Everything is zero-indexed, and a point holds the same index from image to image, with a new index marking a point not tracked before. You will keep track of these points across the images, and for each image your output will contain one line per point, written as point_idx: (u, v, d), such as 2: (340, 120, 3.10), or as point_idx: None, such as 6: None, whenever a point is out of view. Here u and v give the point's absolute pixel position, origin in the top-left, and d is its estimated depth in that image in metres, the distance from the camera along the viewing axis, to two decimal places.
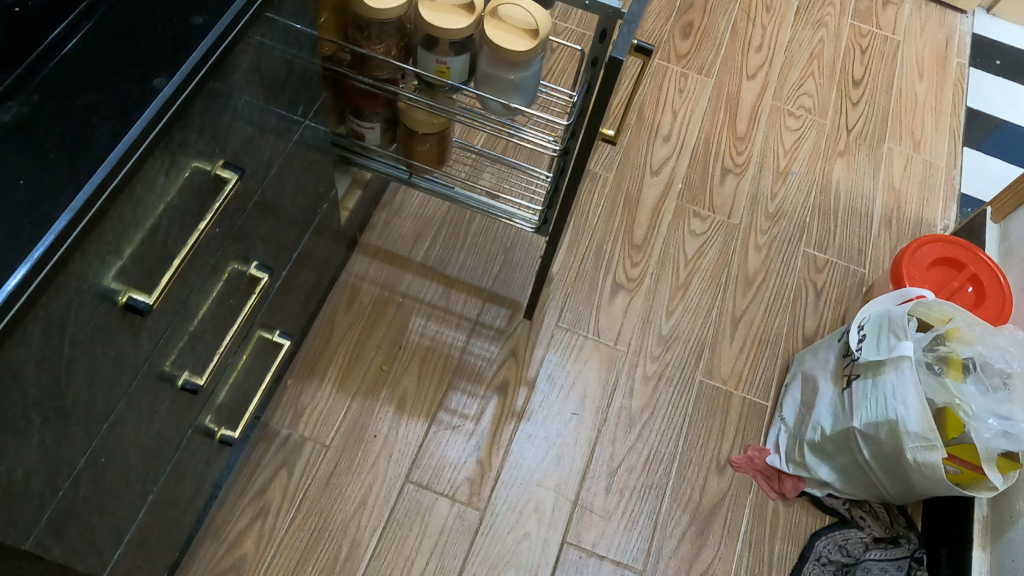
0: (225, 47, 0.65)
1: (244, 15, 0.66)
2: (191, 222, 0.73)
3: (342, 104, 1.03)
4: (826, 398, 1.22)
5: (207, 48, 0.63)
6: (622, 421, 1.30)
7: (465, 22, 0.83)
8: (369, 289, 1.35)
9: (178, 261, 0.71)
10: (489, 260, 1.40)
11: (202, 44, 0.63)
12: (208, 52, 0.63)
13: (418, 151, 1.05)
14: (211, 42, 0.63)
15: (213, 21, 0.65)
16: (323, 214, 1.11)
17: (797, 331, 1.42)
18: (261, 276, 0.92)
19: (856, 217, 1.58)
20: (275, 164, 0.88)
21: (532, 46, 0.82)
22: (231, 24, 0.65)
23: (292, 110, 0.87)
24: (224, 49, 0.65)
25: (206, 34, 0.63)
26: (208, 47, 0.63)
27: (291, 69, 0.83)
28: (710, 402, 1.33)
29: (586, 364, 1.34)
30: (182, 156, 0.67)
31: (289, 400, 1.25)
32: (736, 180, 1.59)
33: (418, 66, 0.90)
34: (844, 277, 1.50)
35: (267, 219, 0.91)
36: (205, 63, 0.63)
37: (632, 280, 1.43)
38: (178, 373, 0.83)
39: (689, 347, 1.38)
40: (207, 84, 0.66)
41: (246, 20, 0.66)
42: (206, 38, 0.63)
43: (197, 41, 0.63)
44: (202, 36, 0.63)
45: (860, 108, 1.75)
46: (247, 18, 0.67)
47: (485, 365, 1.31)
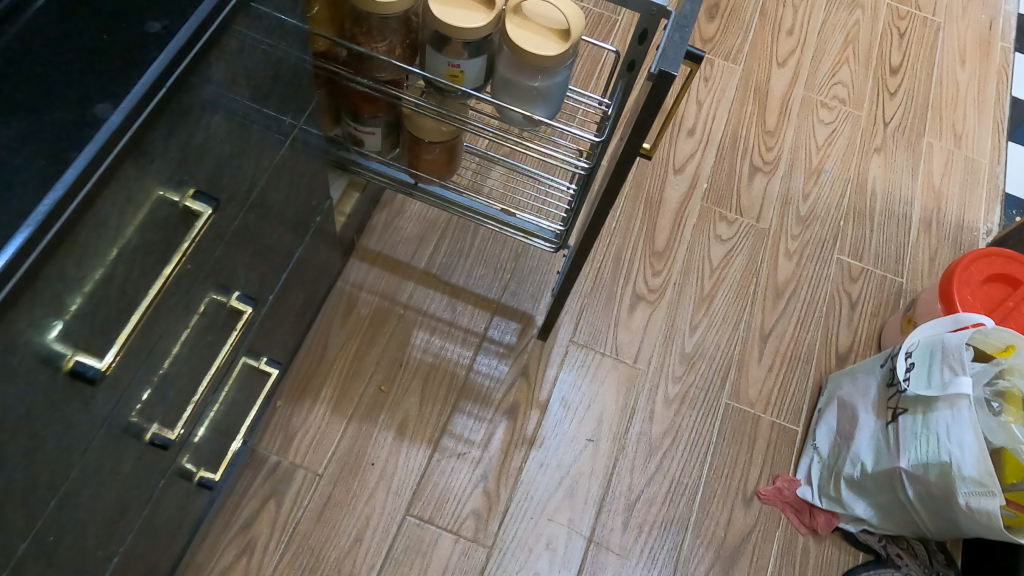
0: (190, 58, 0.52)
1: (214, 17, 0.53)
2: (156, 262, 0.60)
3: (337, 105, 0.90)
4: (866, 430, 1.12)
5: (167, 62, 0.50)
6: (641, 448, 1.19)
7: (483, 20, 0.71)
8: (367, 300, 1.23)
9: (137, 317, 0.59)
10: (499, 269, 1.28)
11: (160, 57, 0.50)
12: (168, 66, 0.50)
13: (424, 159, 0.92)
14: (174, 53, 0.51)
15: (175, 27, 0.52)
16: (317, 226, 0.99)
17: (829, 349, 1.31)
18: (244, 308, 0.79)
19: (894, 220, 1.45)
20: (261, 182, 0.75)
21: (562, 51, 0.70)
22: (197, 30, 0.52)
23: (279, 119, 0.74)
24: (190, 60, 0.52)
25: (165, 44, 0.51)
26: (168, 60, 0.50)
27: (281, 71, 0.70)
28: (736, 427, 1.23)
29: (602, 385, 1.23)
30: (141, 189, 0.55)
31: (278, 423, 1.14)
32: (765, 179, 1.46)
33: (426, 68, 0.77)
34: (881, 288, 1.38)
35: (253, 243, 0.79)
36: (165, 81, 0.50)
37: (653, 292, 1.32)
38: (147, 426, 0.71)
39: (714, 366, 1.27)
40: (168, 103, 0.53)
41: (218, 23, 0.54)
42: (167, 50, 0.51)
43: (155, 53, 0.50)
44: (160, 47, 0.51)
45: (898, 99, 1.60)
46: (219, 20, 0.54)
47: (493, 385, 1.20)
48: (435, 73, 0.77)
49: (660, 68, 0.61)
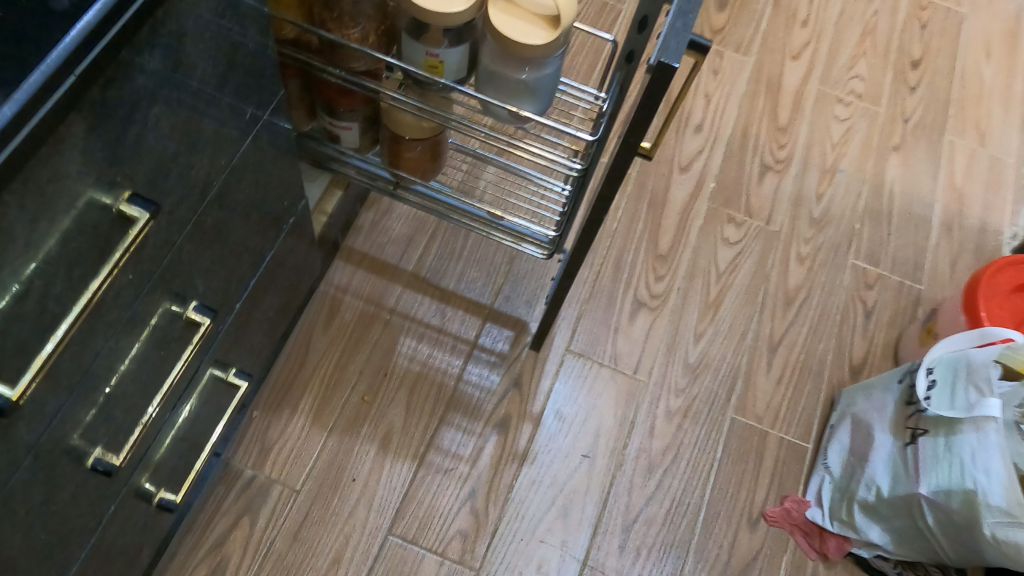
0: (96, 53, 0.44)
1: (130, 4, 0.45)
2: (82, 274, 0.52)
3: (311, 97, 0.82)
4: (883, 451, 1.04)
5: (68, 52, 0.42)
6: (640, 465, 1.12)
7: (464, 4, 0.63)
8: (351, 304, 1.16)
9: (57, 338, 0.51)
10: (493, 272, 1.21)
11: (66, 38, 0.42)
12: (68, 60, 0.42)
13: (404, 158, 0.85)
14: (77, 43, 0.43)
15: (84, 6, 0.43)
16: (293, 227, 0.92)
17: (843, 361, 1.23)
18: (201, 320, 0.72)
19: (913, 222, 1.37)
20: (218, 182, 0.67)
21: (551, 39, 0.63)
22: (108, 16, 0.44)
23: (240, 112, 0.67)
24: (103, 45, 0.45)
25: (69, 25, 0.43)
26: (69, 51, 0.42)
27: (240, 57, 0.63)
28: (742, 443, 1.15)
29: (600, 397, 1.16)
30: (56, 192, 0.47)
31: (253, 435, 1.06)
32: (777, 179, 1.38)
33: (403, 58, 0.70)
34: (898, 295, 1.30)
35: (213, 248, 0.71)
36: (67, 73, 0.43)
37: (655, 298, 1.24)
38: (88, 450, 0.64)
39: (719, 378, 1.20)
40: (82, 95, 0.45)
41: (133, 11, 0.46)
42: (68, 36, 0.42)
43: (58, 35, 0.42)
44: (65, 28, 0.42)
45: (918, 94, 1.51)
46: (136, 7, 0.46)
47: (483, 397, 1.13)
48: (412, 63, 0.70)
49: (659, 60, 0.54)
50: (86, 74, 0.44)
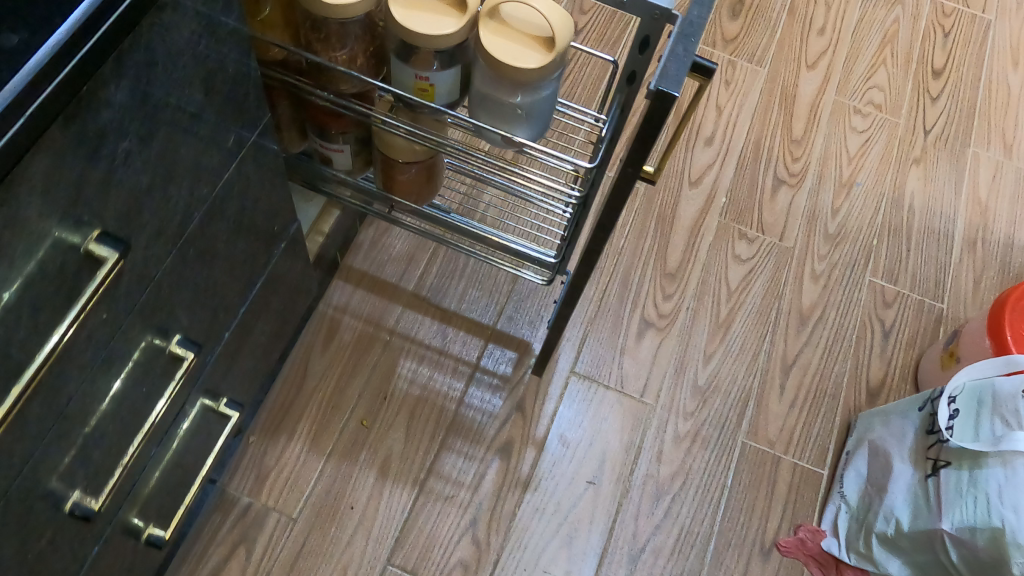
0: (46, 95, 0.40)
1: (84, 41, 0.41)
2: (48, 316, 0.48)
3: (302, 119, 0.80)
4: (903, 481, 0.99)
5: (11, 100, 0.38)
6: (648, 492, 1.08)
7: (454, 25, 0.60)
8: (350, 325, 1.13)
9: (19, 388, 0.47)
10: (495, 291, 1.18)
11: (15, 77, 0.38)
12: (14, 106, 0.38)
13: (398, 181, 0.82)
14: (24, 85, 0.39)
15: (36, 44, 0.39)
16: (286, 250, 0.89)
17: (859, 383, 1.19)
18: (184, 355, 0.69)
19: (934, 238, 1.32)
20: (200, 211, 0.64)
21: (546, 62, 0.59)
22: (59, 54, 0.40)
23: (223, 138, 0.63)
24: (58, 83, 0.41)
25: (16, 66, 0.38)
26: (15, 95, 0.38)
27: (222, 80, 0.59)
28: (753, 469, 1.11)
29: (606, 421, 1.12)
30: (16, 237, 0.43)
31: (249, 462, 1.03)
32: (790, 194, 1.34)
33: (393, 80, 0.67)
34: (919, 314, 1.25)
35: (197, 277, 0.69)
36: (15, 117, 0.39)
37: (664, 317, 1.21)
38: (67, 494, 0.61)
39: (730, 402, 1.16)
40: (37, 137, 0.41)
41: (88, 48, 0.42)
42: (13, 80, 0.38)
43: (2, 77, 0.38)
44: (12, 71, 0.38)
45: (940, 105, 1.46)
46: (91, 45, 0.42)
47: (485, 421, 1.09)
48: (402, 86, 0.67)
49: (658, 87, 0.49)
50: (39, 116, 0.40)
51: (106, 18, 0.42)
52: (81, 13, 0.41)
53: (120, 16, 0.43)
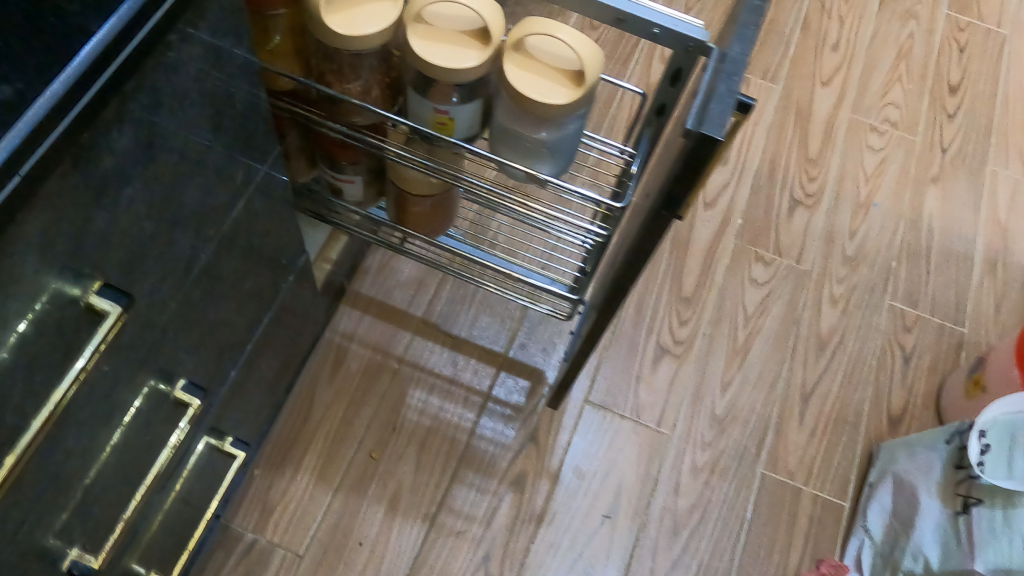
0: (43, 151, 0.37)
1: (85, 91, 0.38)
2: (43, 379, 0.44)
3: (312, 149, 0.77)
4: (930, 518, 0.97)
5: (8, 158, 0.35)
6: (665, 526, 1.05)
7: (476, 59, 0.57)
8: (358, 353, 1.10)
9: (14, 457, 0.43)
10: (507, 317, 1.15)
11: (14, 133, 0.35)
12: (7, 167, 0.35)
13: (411, 214, 0.79)
14: (23, 141, 0.35)
15: (32, 95, 0.36)
16: (294, 282, 0.86)
17: (880, 411, 1.16)
18: (190, 400, 0.65)
19: (954, 260, 1.29)
20: (206, 251, 0.61)
21: (574, 98, 0.56)
22: (57, 106, 0.37)
23: (231, 175, 0.60)
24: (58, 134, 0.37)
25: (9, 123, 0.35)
26: (8, 155, 0.35)
27: (231, 116, 0.56)
28: (773, 501, 1.08)
29: (621, 452, 1.09)
30: (9, 300, 0.39)
31: (254, 497, 1.00)
32: (807, 215, 1.31)
33: (410, 113, 0.64)
34: (940, 339, 1.22)
35: (203, 318, 0.65)
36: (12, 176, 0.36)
37: (679, 344, 1.18)
38: (64, 553, 0.57)
39: (748, 431, 1.13)
40: (32, 194, 0.38)
41: (88, 100, 0.38)
42: (5, 139, 0.35)
43: None
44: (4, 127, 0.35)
45: (957, 122, 1.44)
46: (93, 93, 0.39)
47: (497, 452, 1.06)
48: (420, 120, 0.64)
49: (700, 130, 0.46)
50: (34, 174, 0.37)
51: (107, 66, 0.39)
52: (82, 60, 0.38)
53: (122, 63, 0.40)
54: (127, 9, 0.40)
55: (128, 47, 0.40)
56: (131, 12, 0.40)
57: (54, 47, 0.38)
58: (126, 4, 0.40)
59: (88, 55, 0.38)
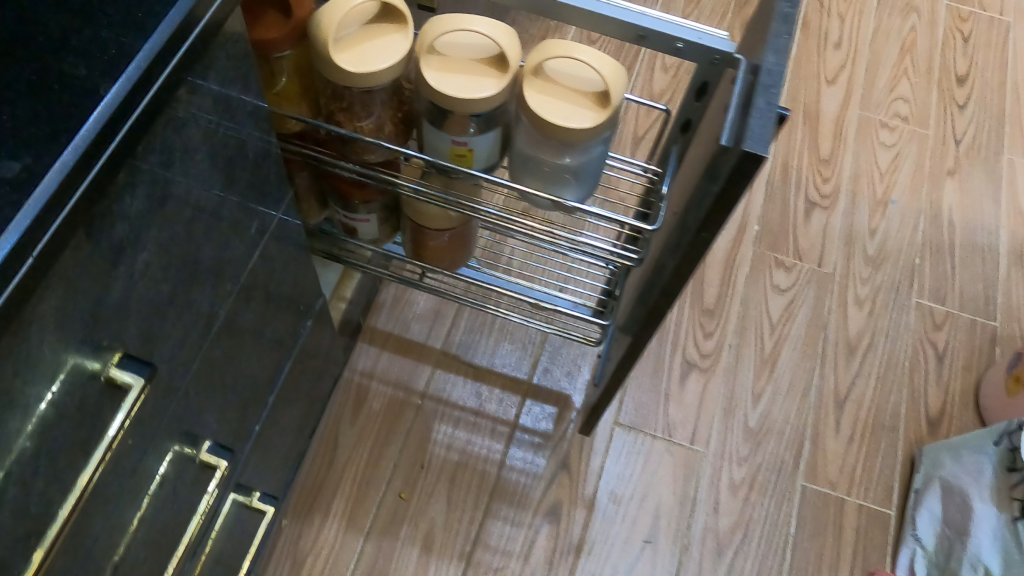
0: (55, 231, 0.34)
1: (96, 158, 0.36)
2: (65, 466, 0.42)
3: (323, 189, 0.75)
4: (987, 525, 0.93)
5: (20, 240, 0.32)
6: (708, 548, 1.02)
7: (495, 86, 0.55)
8: (379, 391, 1.07)
9: (41, 553, 0.40)
10: (528, 342, 1.12)
11: (25, 211, 0.33)
12: (18, 250, 0.32)
13: (429, 249, 0.75)
14: (35, 219, 0.33)
15: (41, 168, 0.34)
16: (313, 324, 0.83)
17: (918, 413, 1.13)
18: (216, 462, 0.63)
19: (979, 254, 1.28)
20: (225, 306, 0.59)
21: (600, 121, 0.53)
22: (68, 179, 0.34)
23: (245, 224, 0.58)
24: (71, 207, 0.35)
25: (18, 203, 0.33)
26: (19, 239, 0.32)
27: (242, 164, 0.54)
28: (817, 514, 1.05)
29: (656, 474, 1.06)
30: (27, 386, 0.37)
31: (283, 549, 0.97)
32: (825, 216, 1.29)
33: (426, 147, 0.61)
34: (972, 335, 1.20)
35: (225, 373, 0.63)
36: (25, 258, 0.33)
37: (706, 358, 1.15)
38: None
39: (785, 442, 1.09)
40: (46, 272, 0.35)
41: (101, 167, 0.36)
42: (16, 219, 0.32)
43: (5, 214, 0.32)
44: (13, 208, 0.32)
45: (968, 114, 1.43)
46: (105, 160, 0.36)
47: (530, 483, 1.03)
48: (437, 153, 0.60)
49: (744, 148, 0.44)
50: (47, 254, 0.35)
51: (118, 129, 0.37)
52: (91, 127, 0.35)
53: (133, 126, 0.38)
54: (134, 69, 0.37)
55: (139, 106, 0.38)
56: (139, 71, 0.37)
57: (60, 114, 0.35)
58: (133, 64, 0.37)
59: (97, 121, 0.36)
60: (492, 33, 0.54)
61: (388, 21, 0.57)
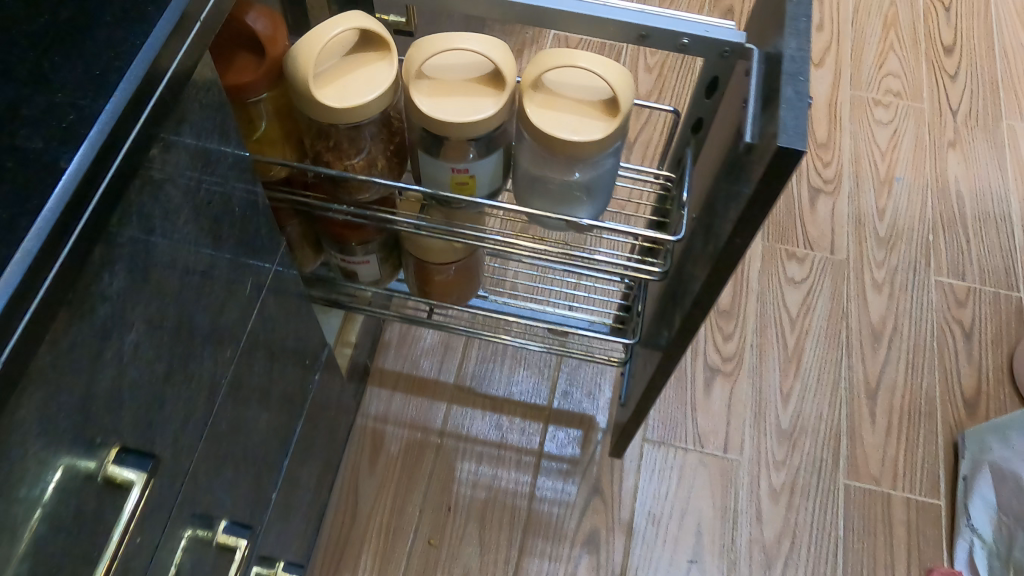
0: (23, 327, 0.30)
1: (62, 242, 0.32)
2: None
3: (317, 234, 0.70)
4: None
5: None
6: (756, 561, 0.97)
7: (493, 105, 0.50)
8: (396, 434, 1.02)
9: None
10: (544, 365, 1.08)
11: None
12: None
13: (436, 284, 0.71)
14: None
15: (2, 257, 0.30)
16: (320, 375, 0.78)
17: (954, 395, 1.10)
18: (234, 542, 0.58)
19: (992, 224, 1.26)
20: (227, 373, 0.54)
21: (611, 130, 0.49)
22: (33, 270, 0.30)
23: (239, 282, 0.54)
24: (40, 298, 0.31)
25: None
26: None
27: (229, 219, 0.50)
28: (864, 512, 1.01)
29: (693, 488, 1.01)
30: (12, 503, 0.33)
31: None
32: (830, 201, 1.26)
33: (424, 179, 0.56)
34: (997, 308, 1.18)
35: (234, 444, 0.58)
36: None
37: (728, 360, 1.10)
38: None
39: (821, 440, 1.05)
40: (19, 377, 0.31)
41: (70, 248, 0.32)
42: None
43: None
44: None
45: (960, 82, 1.41)
46: (74, 239, 0.32)
47: (563, 513, 0.98)
48: (437, 184, 0.56)
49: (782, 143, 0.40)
50: (18, 354, 0.30)
51: (84, 206, 0.33)
52: (54, 205, 0.31)
53: (103, 197, 0.34)
54: (97, 133, 0.33)
55: (106, 177, 0.34)
56: (101, 136, 0.33)
57: (17, 192, 0.31)
58: (95, 129, 0.33)
59: (60, 199, 0.31)
60: (484, 49, 0.50)
61: (370, 49, 0.53)
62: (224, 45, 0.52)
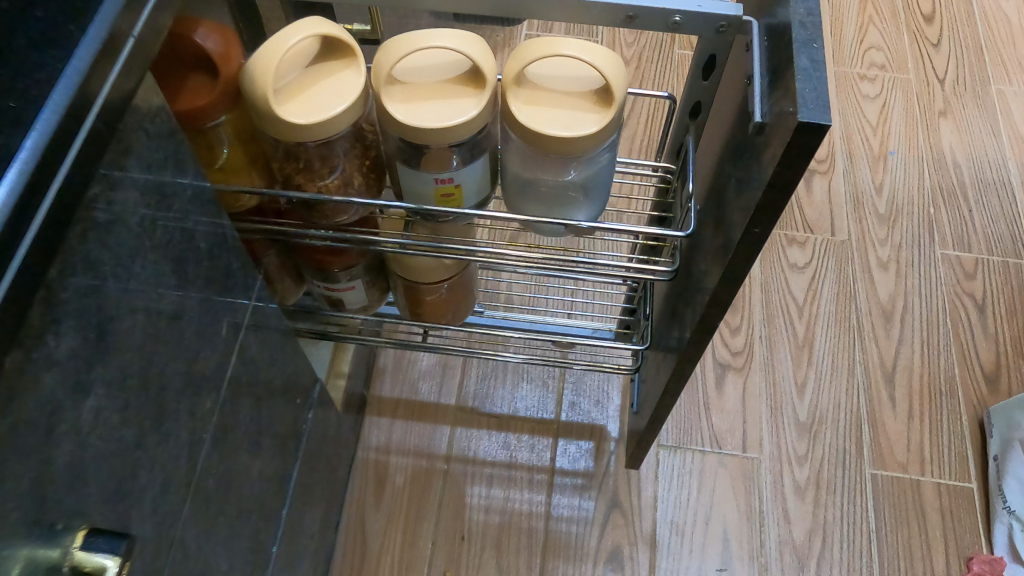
0: None
1: None
2: None
3: (297, 264, 0.66)
4: None
5: None
6: (789, 563, 0.92)
7: (474, 107, 0.46)
8: (400, 464, 0.97)
9: None
10: (547, 377, 1.03)
11: None
12: None
13: (428, 305, 0.66)
14: None
15: None
16: (314, 411, 0.74)
17: (972, 372, 1.07)
18: None
19: (992, 191, 1.23)
20: (209, 424, 0.50)
21: (605, 122, 0.45)
22: None
23: (212, 323, 0.49)
24: None
25: None
26: None
27: (194, 257, 0.45)
28: (894, 501, 0.97)
29: (716, 492, 0.96)
30: None
31: None
32: (826, 181, 1.22)
33: (405, 194, 0.52)
34: (1006, 276, 1.15)
35: (225, 500, 0.53)
36: None
37: (737, 355, 1.06)
38: None
39: (842, 429, 1.01)
40: None
41: None
42: None
43: None
44: None
45: (944, 50, 1.38)
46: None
47: (582, 531, 0.94)
48: (419, 198, 0.52)
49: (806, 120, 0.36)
50: None
51: (8, 261, 0.28)
52: None
53: (29, 247, 0.29)
54: (17, 174, 0.29)
55: (32, 223, 0.29)
56: (22, 176, 0.29)
57: None
58: (12, 170, 0.29)
59: None
60: (459, 46, 0.45)
61: (333, 57, 0.49)
62: (172, 66, 0.48)
